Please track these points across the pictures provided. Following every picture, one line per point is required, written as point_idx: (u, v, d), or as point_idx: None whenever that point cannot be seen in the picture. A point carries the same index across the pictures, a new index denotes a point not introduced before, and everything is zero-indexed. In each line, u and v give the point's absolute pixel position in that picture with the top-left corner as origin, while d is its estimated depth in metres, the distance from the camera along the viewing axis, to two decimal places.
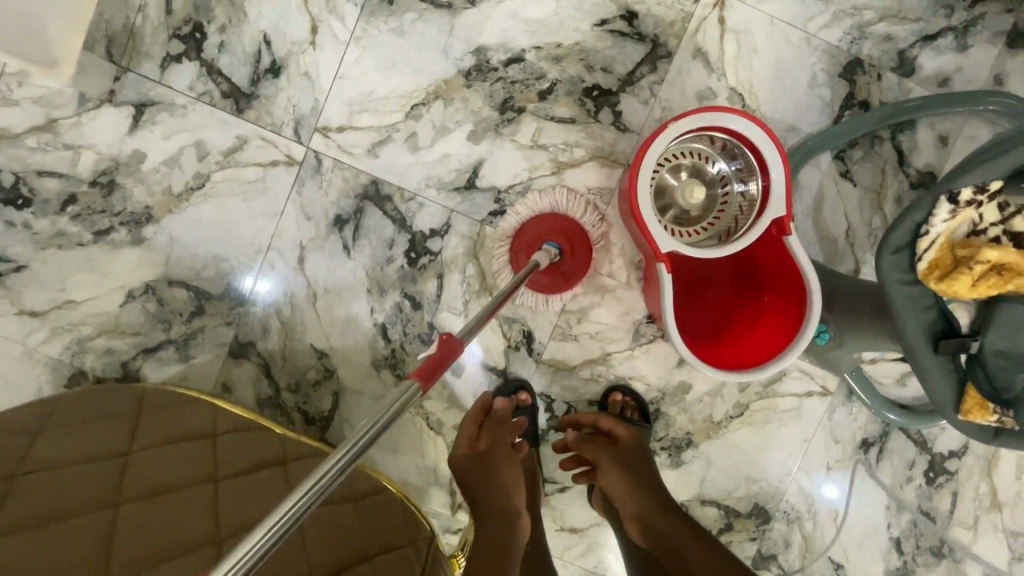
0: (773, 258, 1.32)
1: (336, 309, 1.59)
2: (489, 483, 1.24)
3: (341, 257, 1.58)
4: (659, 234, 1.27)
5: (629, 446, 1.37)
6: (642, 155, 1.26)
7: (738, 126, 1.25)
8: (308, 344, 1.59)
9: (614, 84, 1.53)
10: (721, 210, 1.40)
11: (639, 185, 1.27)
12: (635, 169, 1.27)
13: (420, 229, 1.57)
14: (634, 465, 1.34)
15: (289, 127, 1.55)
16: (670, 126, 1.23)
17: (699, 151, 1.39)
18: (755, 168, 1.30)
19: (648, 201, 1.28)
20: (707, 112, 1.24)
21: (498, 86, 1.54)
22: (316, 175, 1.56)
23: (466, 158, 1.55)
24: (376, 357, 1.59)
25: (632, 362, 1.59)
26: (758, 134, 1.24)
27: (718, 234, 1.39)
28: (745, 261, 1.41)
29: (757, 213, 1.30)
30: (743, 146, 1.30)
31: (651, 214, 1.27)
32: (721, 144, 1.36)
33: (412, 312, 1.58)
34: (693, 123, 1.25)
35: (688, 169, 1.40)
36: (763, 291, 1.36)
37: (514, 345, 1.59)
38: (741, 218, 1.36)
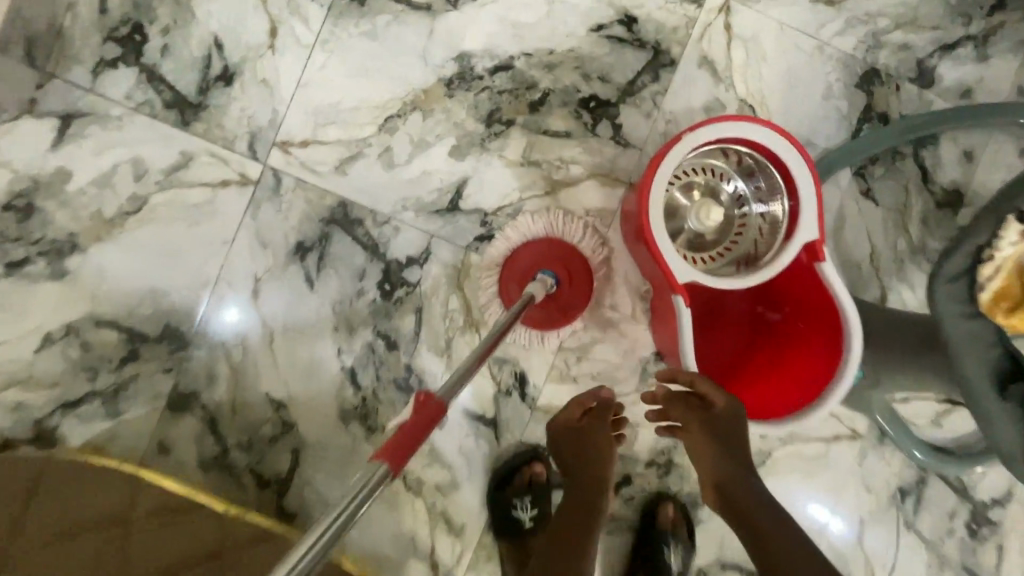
0: (802, 289, 1.16)
1: (298, 351, 1.36)
2: (584, 453, 1.12)
3: (303, 290, 1.36)
4: (674, 263, 1.08)
5: (728, 421, 1.07)
6: (652, 171, 1.08)
7: (762, 137, 1.09)
8: (264, 393, 1.36)
9: (613, 94, 1.38)
10: (739, 234, 1.23)
11: (649, 206, 1.09)
12: (645, 187, 1.09)
13: (395, 258, 1.36)
14: (730, 446, 1.06)
15: (242, 141, 1.34)
16: (684, 137, 1.06)
17: (713, 167, 1.23)
18: (780, 186, 1.14)
19: (660, 225, 1.09)
20: (727, 121, 1.07)
21: (483, 96, 1.37)
22: (274, 197, 1.35)
23: (448, 176, 1.36)
24: (344, 406, 1.37)
25: (639, 406, 1.39)
26: (785, 146, 1.09)
27: (737, 261, 1.22)
28: (765, 289, 1.24)
29: (784, 236, 1.14)
30: (765, 161, 1.14)
31: (665, 239, 1.09)
32: (739, 158, 1.20)
33: (387, 353, 1.37)
34: (712, 133, 1.08)
35: (701, 187, 1.23)
36: (789, 326, 1.20)
37: (505, 389, 1.38)
38: (763, 242, 1.19)
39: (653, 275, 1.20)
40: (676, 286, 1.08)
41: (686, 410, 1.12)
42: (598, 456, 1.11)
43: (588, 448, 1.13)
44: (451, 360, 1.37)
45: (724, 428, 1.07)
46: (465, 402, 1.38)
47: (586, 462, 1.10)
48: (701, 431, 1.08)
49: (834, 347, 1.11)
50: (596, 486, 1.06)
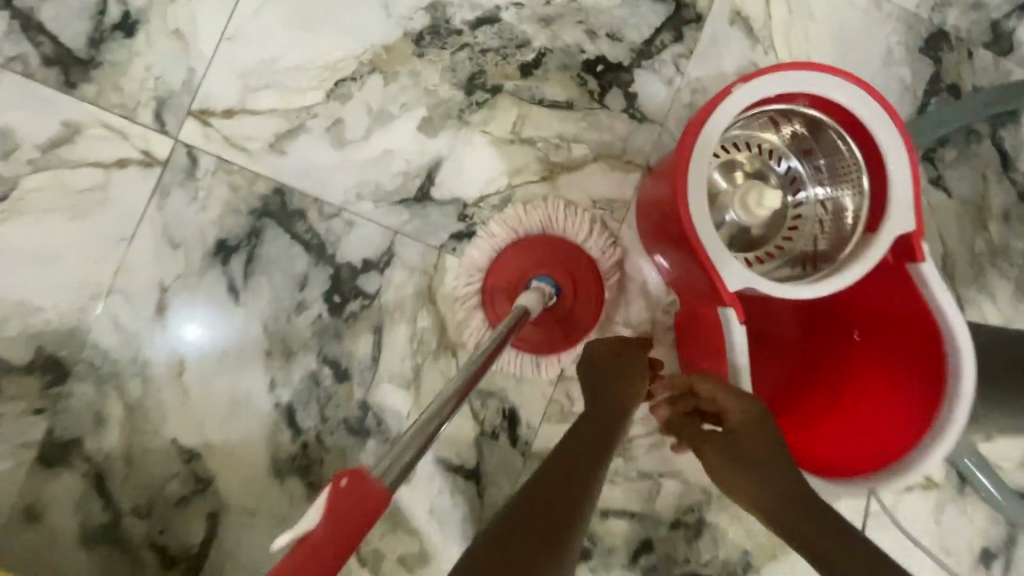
0: (880, 307, 0.88)
1: (218, 384, 1.04)
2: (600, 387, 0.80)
3: (226, 304, 1.04)
4: (723, 265, 0.78)
5: (746, 428, 0.74)
6: (691, 137, 0.78)
7: (840, 95, 0.80)
8: (170, 440, 1.03)
9: (626, 56, 1.09)
10: (795, 229, 0.94)
11: (688, 185, 0.79)
12: (682, 159, 0.79)
13: (347, 262, 1.05)
14: (760, 462, 0.71)
15: (146, 109, 1.03)
16: (735, 90, 0.77)
17: (761, 141, 0.94)
18: (857, 165, 0.85)
19: (703, 212, 0.79)
20: (793, 71, 0.79)
21: (462, 56, 1.07)
22: (187, 182, 1.03)
23: (416, 157, 1.06)
24: (277, 456, 1.04)
25: (662, 452, 1.08)
26: (870, 108, 0.80)
27: (794, 264, 0.93)
28: (824, 310, 0.98)
29: (862, 231, 0.85)
30: (838, 131, 0.85)
31: (711, 231, 0.79)
32: (797, 129, 0.92)
33: (335, 385, 1.05)
34: (773, 86, 0.78)
35: (746, 168, 0.95)
36: (860, 356, 0.92)
37: (489, 432, 1.07)
38: (830, 239, 0.91)
39: (683, 281, 0.91)
40: (728, 296, 0.78)
41: (690, 430, 0.80)
42: (605, 411, 0.75)
43: (608, 397, 0.78)
44: (419, 394, 1.05)
45: (745, 437, 0.73)
46: (437, 449, 1.07)
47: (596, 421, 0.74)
48: (716, 451, 0.75)
49: (931, 382, 0.81)
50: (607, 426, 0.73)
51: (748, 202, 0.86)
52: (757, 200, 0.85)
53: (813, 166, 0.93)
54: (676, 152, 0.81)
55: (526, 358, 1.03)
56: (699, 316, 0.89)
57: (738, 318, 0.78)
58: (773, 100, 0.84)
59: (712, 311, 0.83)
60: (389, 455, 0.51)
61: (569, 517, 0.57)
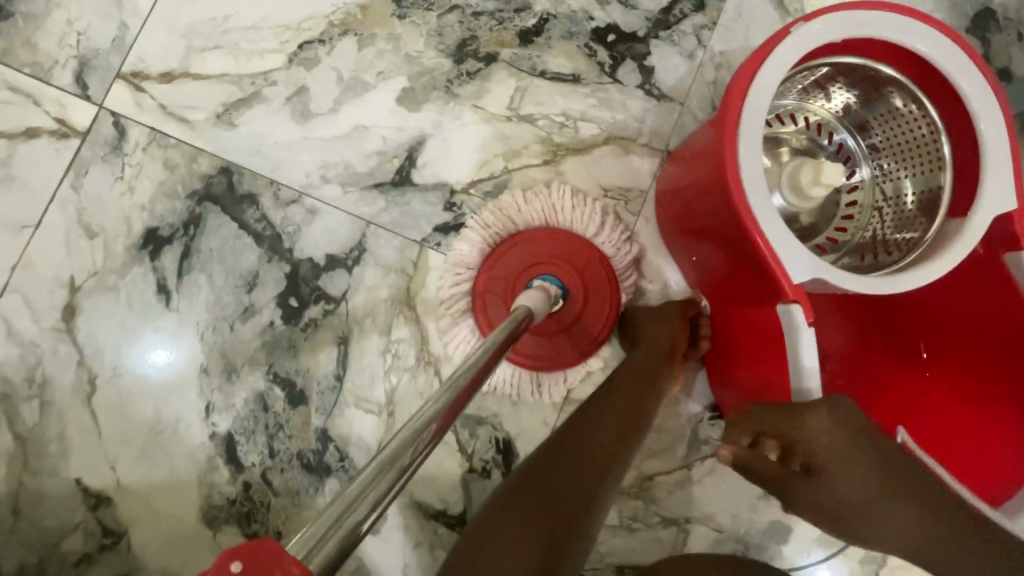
0: (968, 317, 0.71)
1: (137, 408, 0.84)
2: (605, 408, 0.70)
3: (154, 308, 0.85)
4: (784, 249, 0.62)
5: (833, 460, 0.60)
6: (742, 89, 0.63)
7: (918, 40, 0.65)
8: (72, 479, 0.83)
9: (641, 25, 0.91)
10: (851, 215, 0.79)
11: (738, 150, 0.63)
12: (730, 117, 0.64)
13: (308, 257, 0.86)
14: (851, 503, 0.59)
15: (64, 71, 0.86)
16: (791, 32, 0.63)
17: (807, 113, 0.80)
18: (934, 133, 0.70)
19: (757, 184, 0.63)
20: (863, 10, 0.64)
21: (450, 18, 0.90)
22: (112, 158, 0.86)
23: (393, 133, 0.89)
24: (210, 500, 0.83)
25: (691, 494, 0.88)
26: (955, 57, 0.65)
27: (853, 256, 0.78)
28: (882, 312, 0.79)
29: (945, 212, 0.70)
30: (909, 93, 0.70)
31: (769, 207, 0.63)
32: (851, 97, 0.77)
33: (287, 410, 0.84)
34: (841, 28, 0.64)
35: (792, 143, 0.80)
36: (925, 372, 0.75)
37: (479, 468, 0.87)
38: (898, 225, 0.75)
39: (720, 276, 0.75)
40: (791, 289, 0.62)
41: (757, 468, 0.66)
42: (625, 407, 0.70)
43: (625, 391, 0.72)
44: (392, 423, 0.85)
45: (836, 476, 0.60)
46: (411, 490, 0.87)
47: (607, 418, 0.68)
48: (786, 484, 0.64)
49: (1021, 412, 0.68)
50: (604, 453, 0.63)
51: (799, 179, 0.70)
52: (812, 176, 0.68)
53: (868, 141, 0.78)
54: (721, 111, 0.66)
55: (523, 378, 0.85)
56: (743, 318, 0.73)
57: (805, 316, 0.63)
58: (831, 55, 0.70)
59: (765, 310, 0.67)
60: (339, 497, 0.34)
61: (572, 515, 0.54)
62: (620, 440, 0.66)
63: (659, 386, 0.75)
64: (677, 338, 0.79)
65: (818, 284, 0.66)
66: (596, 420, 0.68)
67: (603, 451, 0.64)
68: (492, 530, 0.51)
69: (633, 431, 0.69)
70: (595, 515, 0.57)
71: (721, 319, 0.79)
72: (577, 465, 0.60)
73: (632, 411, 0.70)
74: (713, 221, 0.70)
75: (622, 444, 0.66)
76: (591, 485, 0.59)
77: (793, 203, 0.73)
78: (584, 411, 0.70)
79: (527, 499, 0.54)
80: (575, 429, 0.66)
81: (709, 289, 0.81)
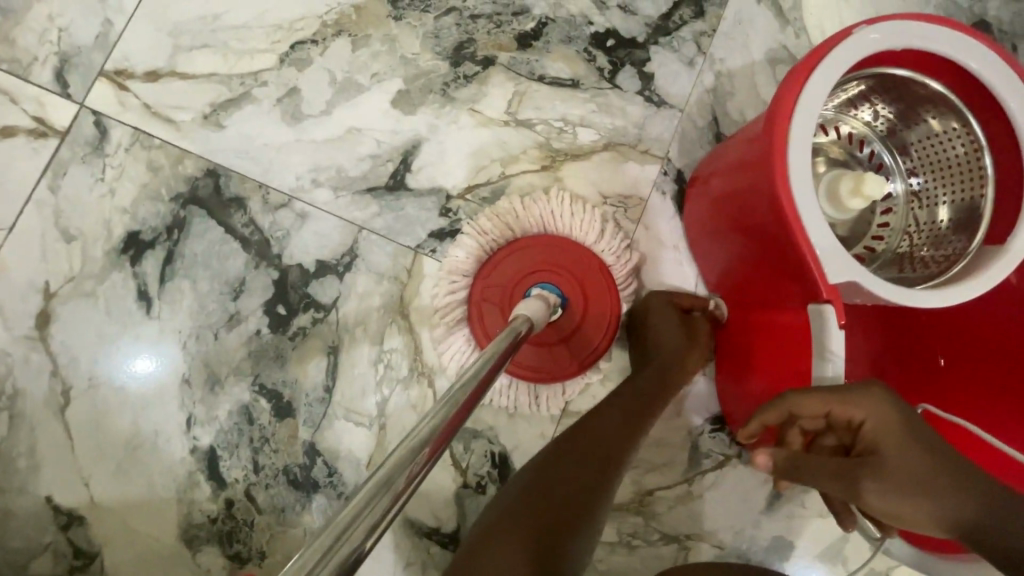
0: (992, 337, 0.71)
1: (114, 420, 0.80)
2: (607, 415, 0.67)
3: (134, 316, 0.82)
4: (827, 256, 0.61)
5: (875, 435, 0.56)
6: (797, 88, 0.62)
7: (969, 56, 0.63)
8: (43, 497, 0.78)
9: (640, 31, 0.89)
10: (886, 229, 0.78)
11: (788, 150, 0.62)
12: (783, 112, 0.62)
13: (297, 263, 0.83)
14: (897, 475, 0.52)
15: (43, 68, 0.83)
16: (854, 33, 0.62)
17: (846, 124, 0.79)
18: (977, 151, 0.69)
19: (801, 187, 0.62)
20: (921, 23, 0.63)
21: (447, 21, 0.88)
22: (92, 159, 0.83)
23: (388, 136, 0.86)
24: (190, 519, 0.79)
25: (692, 509, 0.85)
26: (1007, 76, 0.63)
27: (889, 268, 0.77)
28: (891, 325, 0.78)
29: (985, 230, 0.69)
30: (955, 110, 0.69)
31: (815, 211, 0.61)
32: (891, 115, 0.76)
33: (274, 423, 0.81)
34: (898, 39, 0.63)
35: (829, 154, 0.79)
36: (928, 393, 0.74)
37: (474, 484, 0.83)
38: (934, 242, 0.74)
39: (751, 280, 0.73)
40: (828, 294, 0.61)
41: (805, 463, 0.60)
42: (631, 411, 0.68)
43: (630, 393, 0.70)
44: (384, 436, 0.81)
45: (887, 452, 0.54)
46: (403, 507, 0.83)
47: (606, 426, 0.65)
48: (835, 479, 0.57)
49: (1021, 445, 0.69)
50: (605, 460, 0.60)
51: (839, 190, 0.70)
52: (852, 187, 0.69)
53: (905, 155, 0.77)
54: (769, 110, 0.64)
55: (520, 389, 0.82)
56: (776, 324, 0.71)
57: (836, 317, 0.61)
58: (883, 65, 0.69)
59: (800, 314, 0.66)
60: (330, 525, 0.31)
61: (570, 522, 0.52)
62: (622, 447, 0.63)
63: (670, 391, 0.73)
64: (689, 338, 0.77)
65: (851, 290, 0.64)
66: (600, 422, 0.66)
67: (607, 451, 0.61)
68: (487, 535, 0.49)
69: (637, 433, 0.66)
70: (596, 521, 0.55)
71: (741, 325, 0.77)
72: (581, 466, 0.59)
73: (631, 415, 0.67)
74: (754, 221, 0.68)
75: (627, 446, 0.64)
76: (592, 487, 0.56)
77: (831, 215, 0.73)
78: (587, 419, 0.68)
79: (532, 497, 0.53)
80: (576, 437, 0.64)
81: (732, 295, 0.79)
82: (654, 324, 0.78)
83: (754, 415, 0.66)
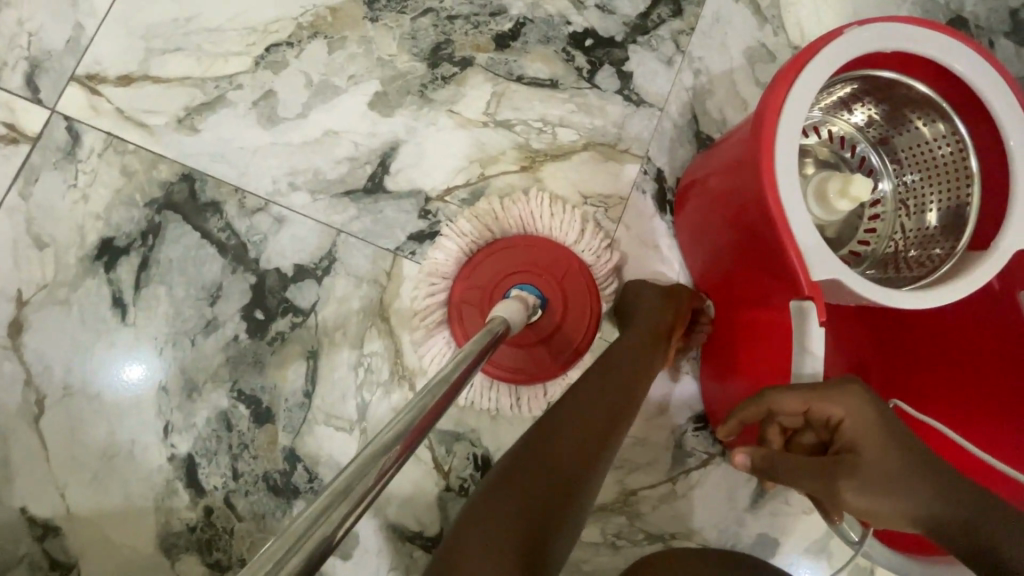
0: (990, 351, 0.70)
1: (89, 429, 0.79)
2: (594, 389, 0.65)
3: (109, 323, 0.81)
4: (812, 252, 0.61)
5: (855, 434, 0.55)
6: (786, 81, 0.62)
7: (956, 59, 0.64)
8: (17, 509, 0.77)
9: (618, 30, 0.89)
10: (874, 229, 0.79)
11: (776, 145, 0.62)
12: (771, 104, 0.62)
13: (275, 267, 0.82)
14: (875, 472, 0.52)
15: (13, 73, 0.82)
16: (845, 33, 0.62)
17: (832, 125, 0.79)
18: (962, 151, 0.69)
19: (788, 180, 0.62)
20: (907, 24, 0.63)
21: (424, 22, 0.88)
22: (65, 165, 0.82)
23: (366, 139, 0.86)
24: (169, 528, 0.78)
25: (677, 508, 0.85)
26: (990, 75, 0.63)
27: (878, 269, 0.78)
28: (887, 328, 0.78)
29: (971, 228, 0.69)
30: (939, 110, 0.69)
31: (801, 206, 0.61)
32: (879, 118, 0.77)
33: (253, 429, 0.80)
34: (884, 38, 0.63)
35: (817, 155, 0.79)
36: (921, 399, 0.74)
37: (457, 487, 0.83)
38: (921, 241, 0.74)
39: (737, 280, 0.73)
40: (810, 289, 0.61)
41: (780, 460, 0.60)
42: (618, 391, 0.66)
43: (620, 373, 0.68)
44: (366, 440, 0.81)
45: (866, 450, 0.54)
46: (387, 512, 0.82)
47: (590, 401, 0.63)
48: (810, 476, 0.57)
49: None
50: (592, 437, 0.58)
51: (827, 190, 0.70)
52: (840, 187, 0.69)
53: (893, 158, 0.77)
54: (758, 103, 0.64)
55: (501, 391, 0.81)
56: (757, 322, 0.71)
57: (818, 313, 0.61)
58: (872, 67, 0.69)
59: (781, 310, 0.66)
60: (291, 527, 0.30)
61: (557, 500, 0.49)
62: (609, 423, 0.61)
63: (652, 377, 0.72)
64: (677, 322, 0.76)
65: (837, 289, 0.64)
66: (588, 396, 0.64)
67: (595, 428, 0.60)
68: (471, 514, 0.47)
69: (623, 416, 0.64)
70: (581, 500, 0.52)
71: (725, 322, 0.77)
72: (566, 443, 0.56)
73: (622, 394, 0.66)
74: (739, 218, 0.68)
75: (616, 423, 0.62)
76: (579, 465, 0.54)
77: (820, 216, 0.73)
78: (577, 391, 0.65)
79: (522, 470, 0.51)
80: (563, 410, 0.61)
81: (717, 293, 0.79)
82: (644, 313, 0.76)
83: (734, 412, 0.65)
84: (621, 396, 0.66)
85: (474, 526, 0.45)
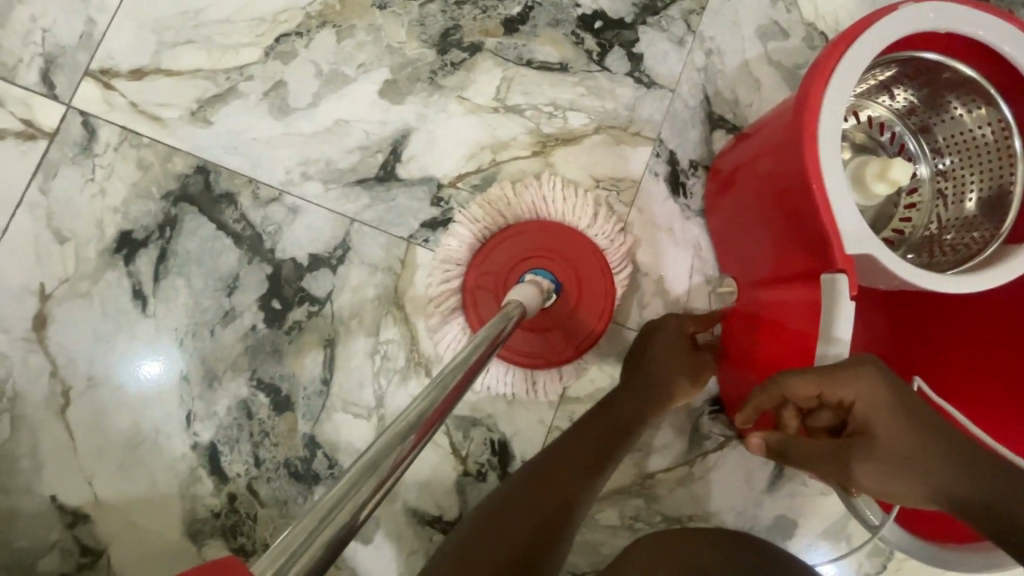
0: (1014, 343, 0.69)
1: (114, 419, 0.81)
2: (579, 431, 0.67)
3: (130, 315, 0.82)
4: (850, 233, 0.60)
5: (872, 417, 0.54)
6: (837, 52, 0.61)
7: (1005, 42, 0.62)
8: (48, 497, 0.79)
9: (628, 12, 0.88)
10: (910, 216, 0.77)
11: (820, 120, 0.61)
12: (820, 76, 0.61)
13: (290, 257, 0.83)
14: (894, 458, 0.52)
15: (28, 69, 0.83)
16: (896, 11, 0.61)
17: (869, 109, 0.78)
18: (1006, 136, 0.68)
19: (833, 157, 0.61)
20: (959, 5, 0.62)
21: (433, 8, 0.88)
22: (82, 160, 0.83)
23: (376, 127, 0.86)
24: (194, 514, 0.80)
25: (694, 490, 0.85)
26: None
27: (914, 254, 0.76)
28: (913, 317, 0.77)
29: (1014, 214, 0.69)
30: (984, 95, 0.68)
31: (842, 185, 0.60)
32: (918, 103, 0.75)
33: (273, 417, 0.81)
34: (934, 20, 0.62)
35: (853, 140, 0.78)
36: (949, 384, 0.73)
37: (474, 471, 0.83)
38: (960, 227, 0.73)
39: (768, 266, 0.72)
40: (846, 268, 0.60)
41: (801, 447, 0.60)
42: (603, 430, 0.67)
43: (612, 420, 0.70)
44: (383, 427, 0.82)
45: (883, 436, 0.53)
46: (406, 497, 0.83)
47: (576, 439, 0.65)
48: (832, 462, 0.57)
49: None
50: (579, 470, 0.60)
51: (865, 174, 0.69)
52: (879, 171, 0.68)
53: (933, 146, 0.75)
54: (805, 76, 0.63)
55: (517, 376, 0.82)
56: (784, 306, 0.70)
57: (849, 287, 0.60)
58: (918, 49, 0.68)
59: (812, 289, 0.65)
60: (316, 507, 0.31)
61: (545, 526, 0.50)
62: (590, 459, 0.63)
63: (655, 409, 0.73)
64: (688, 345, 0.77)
65: (876, 272, 0.63)
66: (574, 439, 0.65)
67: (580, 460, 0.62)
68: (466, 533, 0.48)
69: (609, 456, 0.65)
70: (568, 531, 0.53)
71: (749, 306, 0.76)
72: (560, 476, 0.58)
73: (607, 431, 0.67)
74: (780, 199, 0.67)
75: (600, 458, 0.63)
76: (568, 495, 0.56)
77: (859, 201, 0.72)
78: (576, 433, 0.66)
79: (511, 496, 0.53)
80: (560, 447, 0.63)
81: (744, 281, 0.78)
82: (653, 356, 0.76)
83: (750, 399, 0.64)
84: (605, 435, 0.66)
85: (485, 536, 0.46)
